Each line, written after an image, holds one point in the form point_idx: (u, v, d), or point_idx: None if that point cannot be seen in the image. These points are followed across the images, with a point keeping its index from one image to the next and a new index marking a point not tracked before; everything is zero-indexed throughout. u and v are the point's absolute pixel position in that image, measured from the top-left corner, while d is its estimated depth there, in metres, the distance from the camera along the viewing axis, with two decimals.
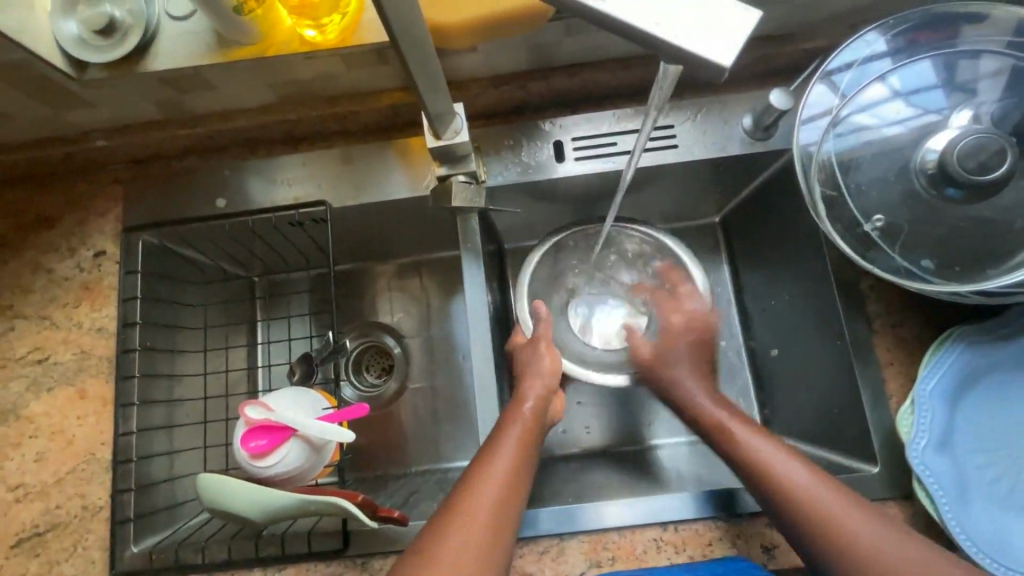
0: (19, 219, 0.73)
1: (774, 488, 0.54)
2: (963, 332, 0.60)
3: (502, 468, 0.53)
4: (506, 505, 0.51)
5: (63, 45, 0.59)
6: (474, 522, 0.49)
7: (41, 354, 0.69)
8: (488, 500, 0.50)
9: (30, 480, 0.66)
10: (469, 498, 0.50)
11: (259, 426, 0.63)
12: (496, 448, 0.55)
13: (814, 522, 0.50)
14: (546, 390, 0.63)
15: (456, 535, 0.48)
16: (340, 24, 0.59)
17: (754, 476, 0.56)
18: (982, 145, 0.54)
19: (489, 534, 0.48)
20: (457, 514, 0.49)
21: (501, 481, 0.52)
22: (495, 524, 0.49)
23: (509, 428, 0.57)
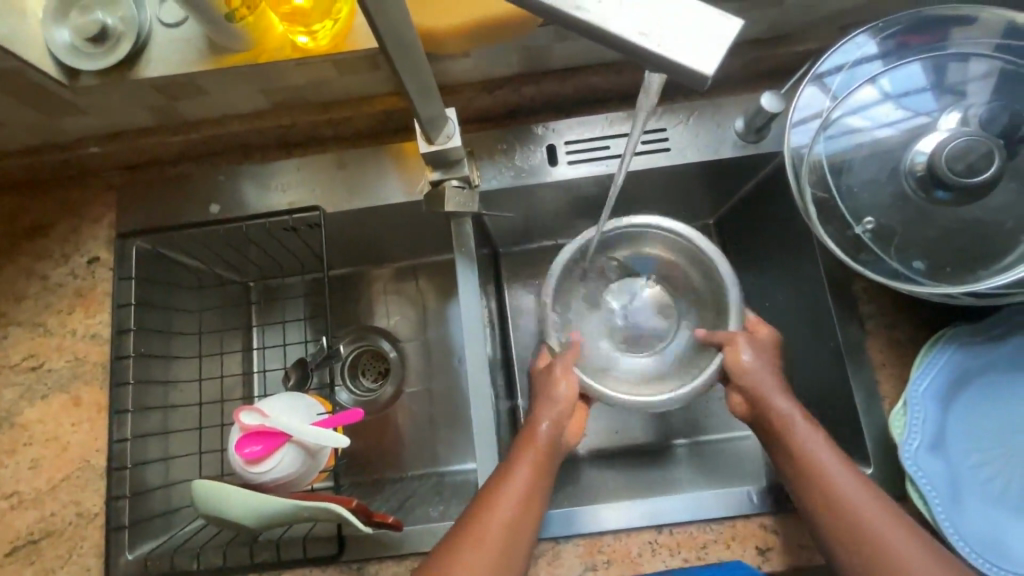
0: (13, 226, 0.73)
1: (817, 495, 0.52)
2: (955, 332, 0.60)
3: (514, 494, 0.53)
4: (518, 531, 0.52)
5: (55, 53, 0.59)
6: (486, 549, 0.50)
7: (35, 361, 0.69)
8: (501, 526, 0.51)
9: (24, 488, 0.66)
10: (482, 523, 0.51)
11: (254, 432, 0.62)
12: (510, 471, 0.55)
13: (845, 534, 0.50)
14: (563, 412, 0.61)
15: (468, 560, 0.49)
16: (331, 30, 0.59)
17: (795, 481, 0.54)
18: (969, 149, 0.55)
19: (500, 561, 0.50)
20: (470, 538, 0.50)
21: (515, 510, 0.52)
22: (505, 551, 0.50)
23: (523, 455, 0.56)
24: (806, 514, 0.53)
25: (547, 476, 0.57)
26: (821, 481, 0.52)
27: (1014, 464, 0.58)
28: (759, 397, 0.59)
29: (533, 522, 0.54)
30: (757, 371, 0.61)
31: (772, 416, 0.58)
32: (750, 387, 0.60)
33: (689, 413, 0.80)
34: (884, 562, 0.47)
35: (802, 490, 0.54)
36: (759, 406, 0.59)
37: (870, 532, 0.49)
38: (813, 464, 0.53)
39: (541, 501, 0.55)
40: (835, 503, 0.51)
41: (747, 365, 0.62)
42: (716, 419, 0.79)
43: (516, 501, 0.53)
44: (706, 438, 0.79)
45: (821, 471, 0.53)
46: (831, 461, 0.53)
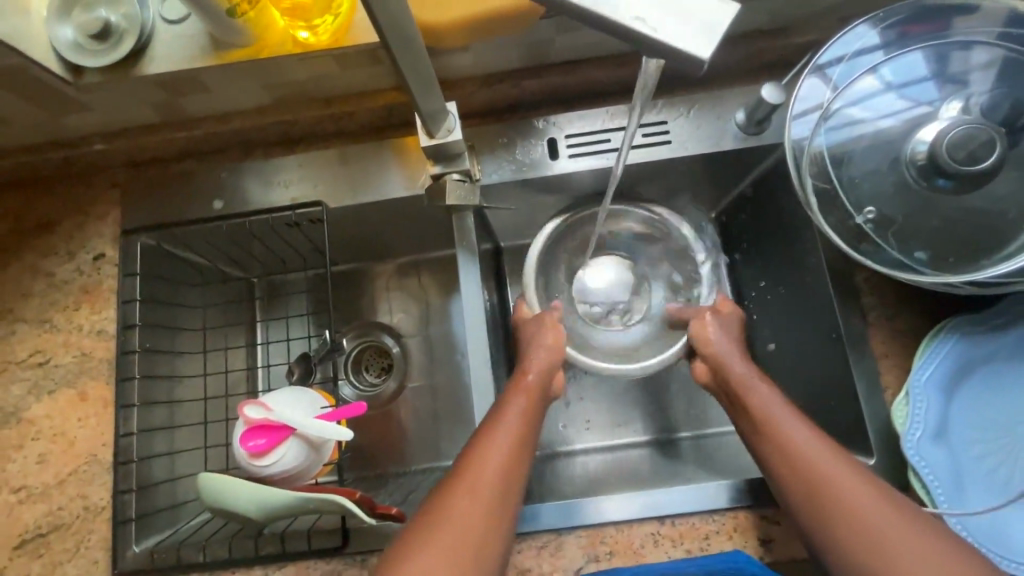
0: (19, 223, 0.73)
1: (771, 447, 0.54)
2: (957, 323, 0.60)
3: (506, 432, 0.55)
4: (512, 466, 0.53)
5: (59, 50, 0.59)
6: (481, 481, 0.51)
7: (42, 357, 0.70)
8: (495, 459, 0.53)
9: (33, 482, 0.67)
10: (478, 457, 0.53)
11: (258, 425, 0.63)
12: (501, 413, 0.58)
13: (801, 482, 0.51)
14: (550, 357, 0.65)
15: (466, 491, 0.50)
16: (332, 25, 0.59)
17: (755, 437, 0.56)
18: (971, 136, 0.55)
19: (494, 493, 0.51)
20: (465, 473, 0.52)
21: (505, 443, 0.54)
22: (500, 484, 0.52)
23: (514, 399, 0.59)
24: (766, 471, 0.54)
25: (536, 418, 0.59)
26: (775, 433, 0.54)
27: (1018, 454, 0.58)
28: (721, 363, 0.62)
29: (526, 460, 0.55)
30: (721, 342, 0.64)
31: (729, 377, 0.61)
32: (712, 355, 0.64)
33: (693, 406, 0.80)
34: (842, 501, 0.48)
35: (760, 445, 0.55)
36: (720, 372, 0.62)
37: (823, 475, 0.50)
38: (768, 417, 0.55)
39: (531, 442, 0.57)
40: (787, 452, 0.52)
41: (711, 337, 0.65)
42: (718, 413, 0.79)
43: (508, 439, 0.55)
44: (708, 432, 0.79)
45: (775, 424, 0.54)
46: (785, 412, 0.55)
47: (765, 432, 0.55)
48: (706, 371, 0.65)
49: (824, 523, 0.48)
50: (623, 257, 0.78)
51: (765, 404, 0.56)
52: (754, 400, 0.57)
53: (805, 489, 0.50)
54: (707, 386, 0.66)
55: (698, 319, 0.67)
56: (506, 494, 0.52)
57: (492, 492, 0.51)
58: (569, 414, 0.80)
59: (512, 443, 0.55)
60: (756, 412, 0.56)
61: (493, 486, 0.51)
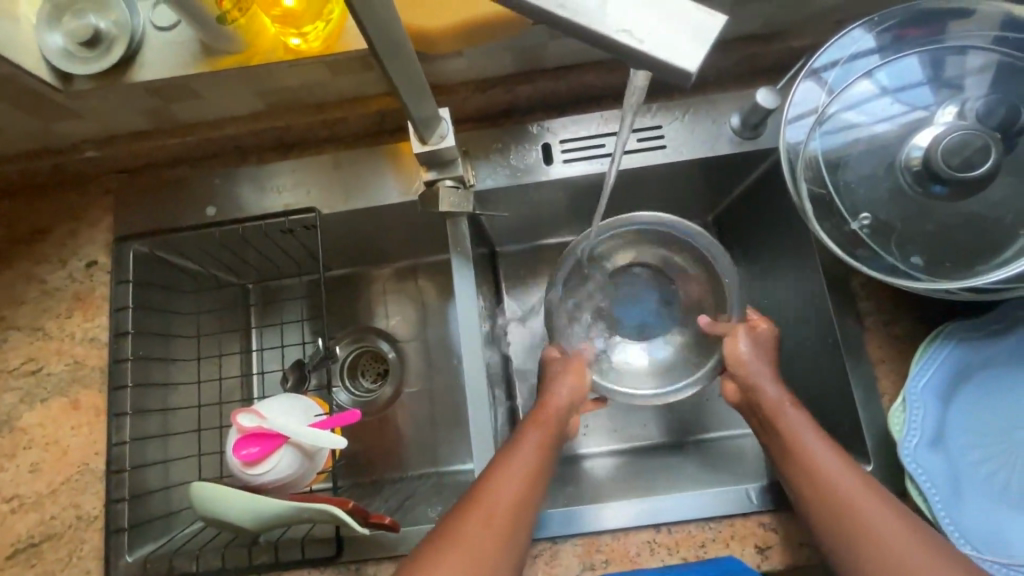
0: (11, 231, 0.73)
1: (797, 471, 0.54)
2: (953, 328, 0.60)
3: (523, 460, 0.56)
4: (527, 498, 0.53)
5: (48, 57, 0.59)
6: (495, 509, 0.51)
7: (34, 365, 0.70)
8: (512, 487, 0.53)
9: (25, 491, 0.66)
10: (493, 484, 0.53)
11: (251, 434, 0.62)
12: (521, 441, 0.58)
13: (826, 506, 0.51)
14: (573, 392, 0.64)
15: (479, 517, 0.50)
16: (323, 32, 0.59)
17: (781, 460, 0.56)
18: (966, 142, 0.55)
19: (508, 521, 0.51)
20: (479, 500, 0.52)
21: (521, 475, 0.54)
22: (515, 513, 0.52)
23: (532, 431, 0.59)
24: (792, 493, 0.54)
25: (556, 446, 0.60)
26: (801, 457, 0.54)
27: (1015, 460, 0.58)
28: (751, 385, 0.62)
29: (543, 488, 0.56)
30: (753, 361, 0.63)
31: (761, 400, 0.60)
32: (743, 375, 0.63)
33: (689, 411, 0.80)
34: (864, 534, 0.48)
35: (788, 472, 0.55)
36: (751, 396, 0.62)
37: (847, 501, 0.50)
38: (796, 442, 0.55)
39: (549, 471, 0.57)
40: (813, 475, 0.53)
41: (743, 354, 0.64)
42: (718, 417, 0.79)
43: (526, 467, 0.55)
44: (708, 436, 0.79)
45: (804, 449, 0.54)
46: (813, 437, 0.55)
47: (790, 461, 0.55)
48: (735, 392, 0.64)
49: (846, 548, 0.49)
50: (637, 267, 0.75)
51: (793, 428, 0.56)
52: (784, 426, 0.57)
53: (832, 522, 0.50)
54: (737, 407, 0.65)
55: (729, 336, 0.65)
56: (518, 525, 0.52)
57: (507, 519, 0.51)
58: None
59: (528, 472, 0.55)
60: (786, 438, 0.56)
61: (507, 513, 0.51)
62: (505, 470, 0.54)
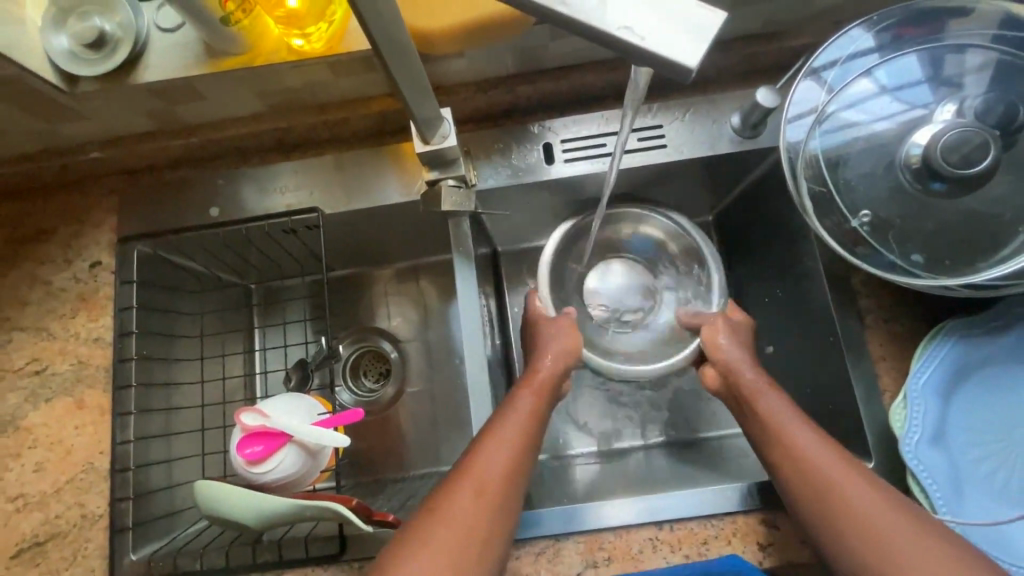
0: (16, 232, 0.73)
1: (777, 445, 0.54)
2: (953, 326, 0.60)
3: (510, 429, 0.56)
4: (517, 467, 0.54)
5: (54, 60, 0.60)
6: (484, 479, 0.52)
7: (39, 365, 0.70)
8: (499, 456, 0.54)
9: (29, 490, 0.67)
10: (482, 454, 0.54)
11: (255, 432, 0.63)
12: (509, 410, 0.59)
13: (807, 476, 0.51)
14: (566, 354, 0.66)
15: (467, 487, 0.51)
16: (326, 33, 0.60)
17: (761, 436, 0.57)
18: (966, 139, 0.55)
19: (496, 490, 0.52)
20: (467, 470, 0.53)
21: (512, 444, 0.55)
22: (505, 481, 0.53)
23: (522, 400, 0.60)
24: (772, 469, 0.55)
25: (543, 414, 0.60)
26: (780, 431, 0.55)
27: (1016, 458, 0.58)
28: (729, 368, 0.63)
29: (530, 456, 0.56)
30: (730, 347, 0.64)
31: (739, 382, 0.61)
32: (720, 360, 0.64)
33: (690, 409, 0.80)
34: (844, 501, 0.49)
35: (768, 444, 0.56)
36: (730, 377, 0.62)
37: (828, 471, 0.51)
38: (775, 418, 0.56)
39: (536, 440, 0.58)
40: (791, 448, 0.53)
41: (721, 342, 0.65)
42: (716, 416, 0.80)
43: (513, 436, 0.56)
44: (707, 435, 0.79)
45: (783, 426, 0.55)
46: (791, 412, 0.56)
47: (773, 431, 0.55)
48: (714, 378, 0.65)
49: (828, 517, 0.49)
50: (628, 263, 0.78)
51: (771, 405, 0.57)
52: (765, 401, 0.58)
53: (813, 489, 0.51)
54: (716, 392, 0.66)
55: (708, 327, 0.67)
56: (509, 494, 0.52)
57: (495, 488, 0.52)
58: (566, 417, 0.81)
59: (515, 440, 0.55)
60: (767, 410, 0.57)
61: (495, 482, 0.52)
62: (492, 440, 0.55)
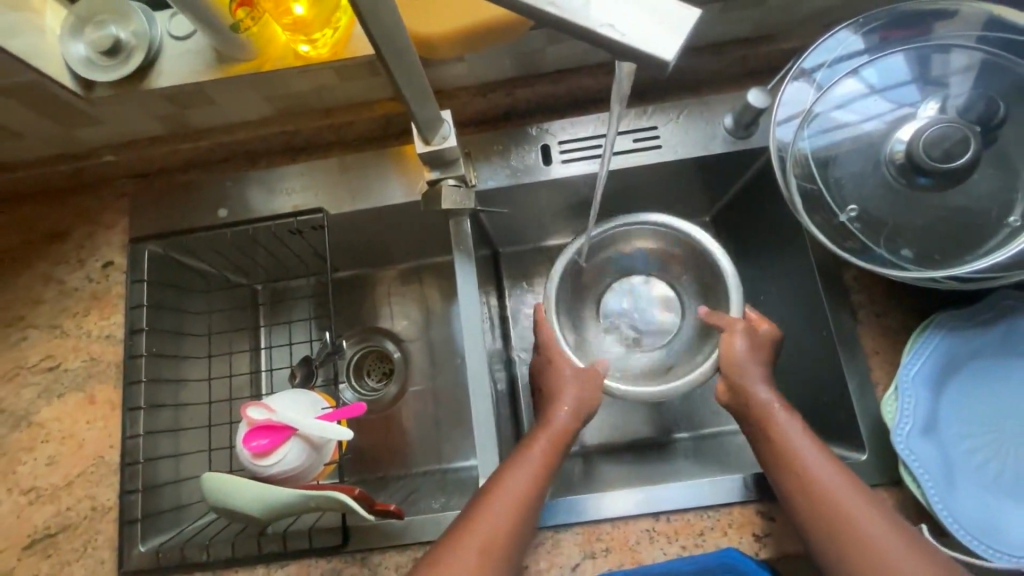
0: (31, 233, 0.76)
1: (785, 471, 0.55)
2: (943, 319, 0.61)
3: (518, 483, 0.57)
4: (523, 523, 0.55)
5: (71, 66, 0.62)
6: (491, 537, 0.53)
7: (52, 362, 0.72)
8: (504, 514, 0.54)
9: (41, 483, 0.69)
10: (490, 509, 0.54)
11: (261, 426, 0.64)
12: (522, 459, 0.59)
13: (815, 505, 0.52)
14: (580, 406, 0.66)
15: (468, 553, 0.51)
16: (331, 39, 0.62)
17: (775, 466, 0.56)
18: (945, 135, 0.56)
19: (503, 545, 0.53)
20: (475, 526, 0.53)
21: (519, 500, 0.55)
22: (511, 536, 0.53)
23: (534, 453, 0.60)
24: (778, 492, 0.56)
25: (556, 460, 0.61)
26: (799, 466, 0.54)
27: (1008, 448, 0.59)
28: (739, 385, 0.63)
29: (537, 507, 0.57)
30: (746, 360, 0.64)
31: (750, 400, 0.61)
32: (735, 375, 0.63)
33: (689, 407, 0.81)
34: (861, 548, 0.49)
35: (783, 477, 0.55)
36: (741, 397, 0.62)
37: (846, 513, 0.51)
38: (789, 443, 0.56)
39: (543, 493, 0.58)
40: (811, 488, 0.53)
41: (737, 353, 0.64)
42: (716, 412, 0.80)
43: (520, 490, 0.56)
44: (708, 431, 0.80)
45: (800, 462, 0.54)
46: (803, 435, 0.56)
47: (794, 467, 0.55)
48: (725, 392, 0.64)
49: (835, 550, 0.50)
50: (621, 285, 0.81)
51: (793, 436, 0.57)
52: (789, 433, 0.57)
53: (830, 531, 0.51)
54: (726, 405, 0.64)
55: (728, 335, 0.65)
56: (514, 549, 0.53)
57: (500, 546, 0.52)
58: None
59: (518, 498, 0.55)
60: (790, 445, 0.56)
61: (500, 541, 0.53)
62: (497, 497, 0.55)
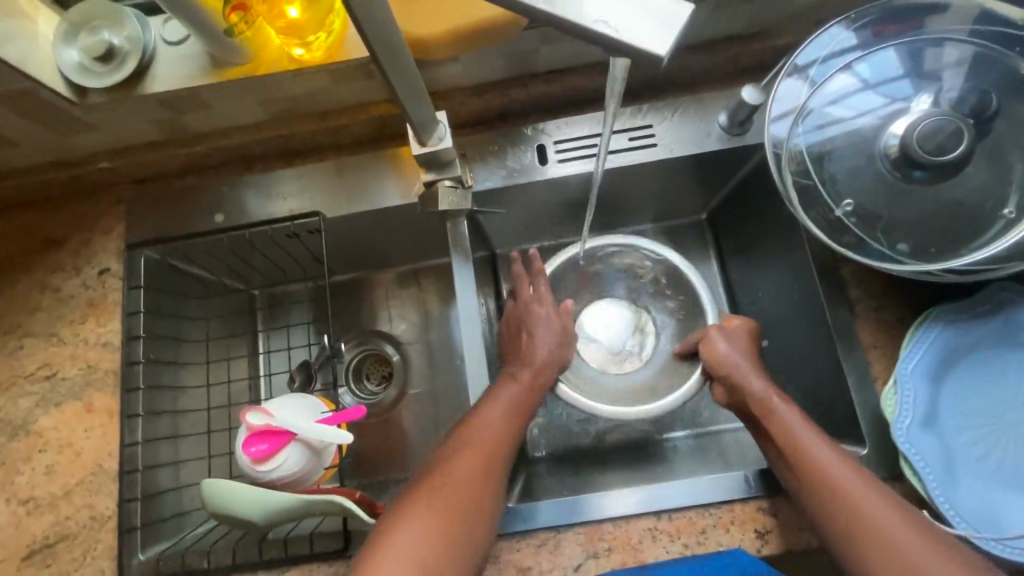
0: (27, 241, 0.76)
1: (793, 467, 0.55)
2: (941, 311, 0.61)
3: (496, 410, 0.61)
4: (498, 446, 0.58)
5: (65, 73, 0.62)
6: (477, 450, 0.57)
7: (49, 370, 0.72)
8: (475, 452, 0.57)
9: (40, 493, 0.68)
10: (475, 426, 0.59)
11: (261, 431, 0.64)
12: (501, 390, 0.63)
13: (827, 502, 0.52)
14: (555, 342, 0.69)
15: (458, 464, 0.56)
16: (326, 42, 0.62)
17: (777, 456, 0.57)
18: (939, 127, 0.56)
19: (490, 458, 0.57)
20: (462, 441, 0.58)
21: (496, 426, 0.60)
22: (492, 457, 0.57)
23: (512, 387, 0.63)
24: (789, 487, 0.56)
25: (529, 403, 0.64)
26: (800, 455, 0.55)
27: (1008, 440, 0.59)
28: (734, 380, 0.63)
29: (518, 433, 0.61)
30: (733, 359, 0.64)
31: (745, 392, 0.62)
32: (726, 374, 0.64)
33: (690, 405, 0.81)
34: (865, 531, 0.49)
35: (788, 470, 0.56)
36: (737, 391, 0.63)
37: (851, 500, 0.51)
38: (791, 436, 0.56)
39: (521, 423, 0.62)
40: (814, 475, 0.53)
41: (723, 353, 0.65)
42: (716, 410, 0.80)
43: (497, 417, 0.60)
44: (709, 429, 0.80)
45: (801, 449, 0.55)
46: (801, 427, 0.57)
47: (795, 455, 0.55)
48: (722, 392, 0.65)
49: (851, 543, 0.50)
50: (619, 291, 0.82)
51: (791, 426, 0.57)
52: (790, 424, 0.57)
53: (835, 520, 0.51)
54: (727, 407, 0.66)
55: (707, 340, 0.67)
56: (495, 468, 0.57)
57: (474, 485, 0.55)
58: (565, 414, 0.81)
59: (487, 440, 0.58)
60: (789, 435, 0.56)
61: (474, 481, 0.55)
62: (466, 435, 0.58)
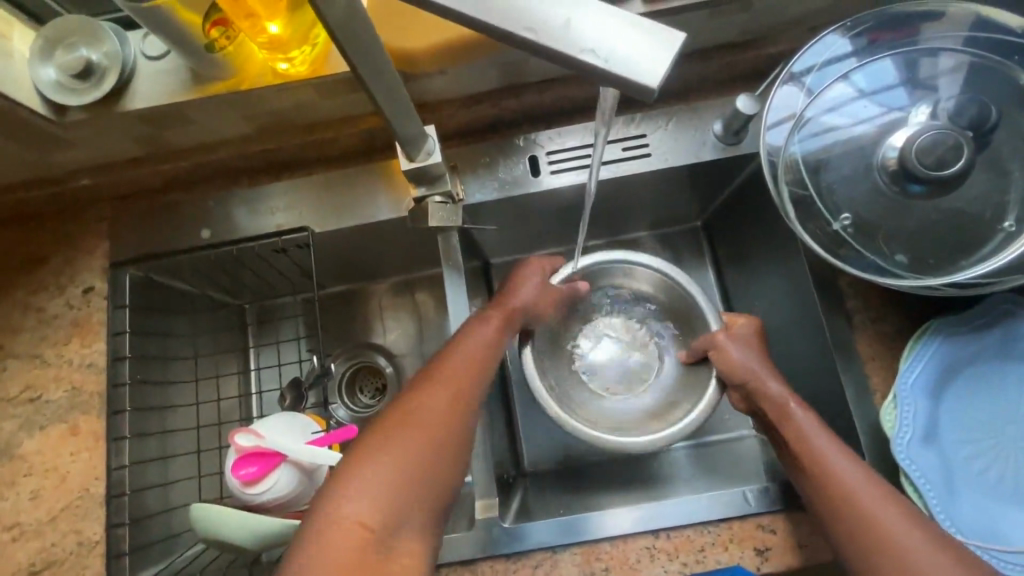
0: (9, 260, 0.74)
1: (807, 474, 0.54)
2: (940, 324, 0.61)
3: (470, 345, 0.58)
4: (474, 376, 0.56)
5: (42, 91, 0.61)
6: (453, 385, 0.55)
7: (33, 393, 0.70)
8: (444, 395, 0.54)
9: (25, 519, 0.67)
10: (449, 359, 0.57)
11: (251, 453, 0.62)
12: (477, 322, 0.61)
13: (842, 513, 0.51)
14: (537, 289, 0.66)
15: (434, 397, 0.53)
16: (309, 56, 0.61)
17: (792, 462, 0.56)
18: (939, 140, 0.56)
19: (465, 396, 0.55)
20: (435, 373, 0.55)
21: (469, 361, 0.57)
22: (464, 393, 0.55)
23: (486, 320, 0.61)
24: (802, 494, 0.55)
25: (502, 347, 0.61)
26: (816, 462, 0.54)
27: (1009, 454, 0.58)
28: (750, 384, 0.62)
29: (490, 371, 0.58)
30: (748, 364, 0.63)
31: (762, 395, 0.61)
32: (742, 379, 0.63)
33: None
34: (879, 542, 0.49)
35: (803, 478, 0.55)
36: (753, 394, 0.62)
37: (866, 511, 0.50)
38: (807, 442, 0.55)
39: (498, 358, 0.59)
40: (829, 483, 0.52)
41: (735, 357, 0.64)
42: (716, 421, 0.79)
43: (474, 351, 0.58)
44: (708, 439, 0.79)
45: (817, 457, 0.54)
46: (819, 434, 0.56)
47: (811, 462, 0.54)
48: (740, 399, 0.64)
49: (865, 554, 0.49)
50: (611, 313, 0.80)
51: (807, 433, 0.56)
52: (807, 430, 0.56)
53: (849, 530, 0.50)
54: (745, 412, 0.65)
55: (720, 345, 0.66)
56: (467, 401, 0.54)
57: (444, 432, 0.52)
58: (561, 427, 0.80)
59: (461, 378, 0.55)
60: (807, 442, 0.55)
61: (443, 428, 0.52)
62: (437, 377, 0.55)
